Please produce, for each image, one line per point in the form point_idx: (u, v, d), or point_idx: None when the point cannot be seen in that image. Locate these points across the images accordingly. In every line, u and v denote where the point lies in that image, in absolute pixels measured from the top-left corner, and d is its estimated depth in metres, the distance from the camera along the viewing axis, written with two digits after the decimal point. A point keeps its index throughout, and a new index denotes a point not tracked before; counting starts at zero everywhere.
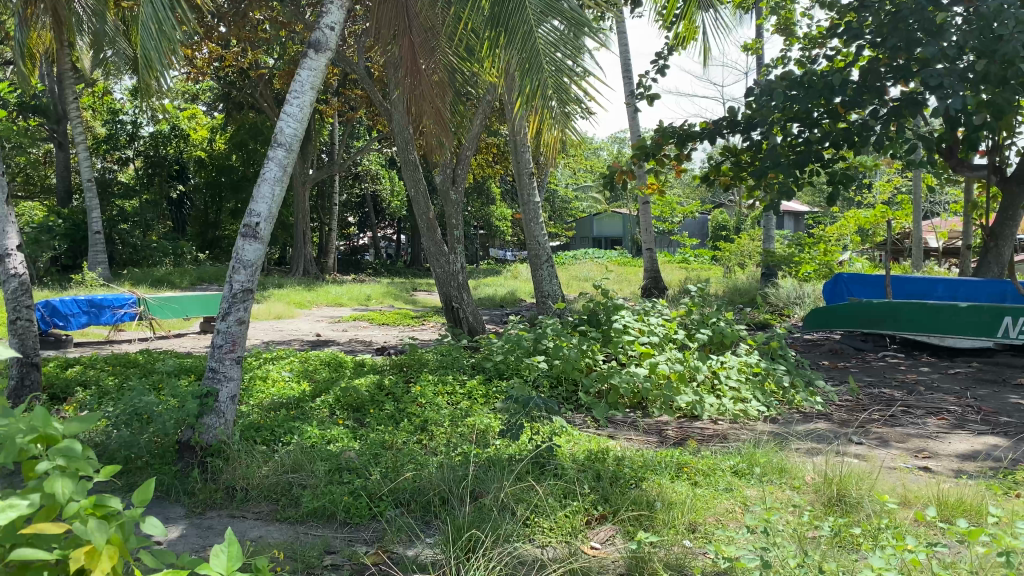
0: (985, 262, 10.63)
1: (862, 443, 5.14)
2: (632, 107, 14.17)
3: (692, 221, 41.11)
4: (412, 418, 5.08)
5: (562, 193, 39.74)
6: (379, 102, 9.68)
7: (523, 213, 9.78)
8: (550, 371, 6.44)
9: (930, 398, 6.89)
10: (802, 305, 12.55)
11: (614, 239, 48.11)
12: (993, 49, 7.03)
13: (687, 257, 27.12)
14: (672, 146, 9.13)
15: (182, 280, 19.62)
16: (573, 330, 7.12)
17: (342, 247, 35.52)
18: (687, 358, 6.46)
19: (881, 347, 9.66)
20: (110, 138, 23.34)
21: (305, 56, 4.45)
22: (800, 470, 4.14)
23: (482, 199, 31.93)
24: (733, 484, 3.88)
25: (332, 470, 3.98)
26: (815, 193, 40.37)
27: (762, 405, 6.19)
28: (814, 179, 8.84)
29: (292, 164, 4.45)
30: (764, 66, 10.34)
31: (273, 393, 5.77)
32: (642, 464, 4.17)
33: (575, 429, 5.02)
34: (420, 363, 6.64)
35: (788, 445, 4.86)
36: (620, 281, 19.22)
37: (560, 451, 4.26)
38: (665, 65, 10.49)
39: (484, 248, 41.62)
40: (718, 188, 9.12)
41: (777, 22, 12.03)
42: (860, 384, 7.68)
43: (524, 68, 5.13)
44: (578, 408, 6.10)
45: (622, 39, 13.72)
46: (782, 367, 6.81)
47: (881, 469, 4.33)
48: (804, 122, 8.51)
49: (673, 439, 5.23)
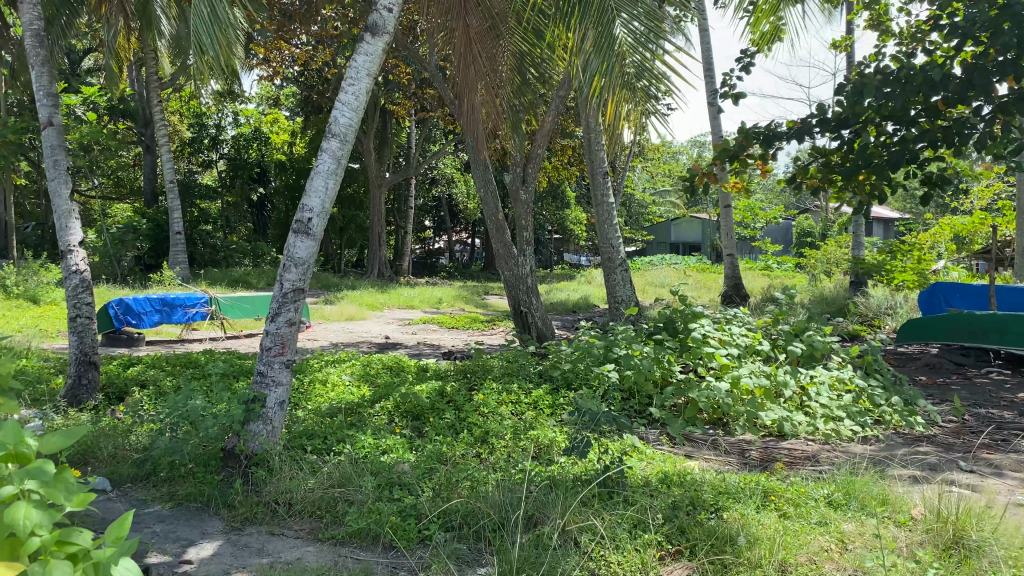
0: None
1: (973, 470, 4.58)
2: (713, 106, 13.63)
3: (774, 226, 39.72)
4: (473, 429, 4.75)
5: (639, 197, 38.85)
6: (450, 99, 9.45)
7: (596, 215, 9.34)
8: (622, 383, 6.03)
9: None
10: (894, 316, 11.78)
11: (691, 245, 46.90)
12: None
13: (770, 264, 26.16)
14: (755, 145, 8.51)
15: (258, 280, 19.85)
16: (648, 338, 6.68)
17: (418, 250, 35.69)
18: (772, 372, 5.96)
19: (983, 363, 8.87)
20: (194, 141, 24.04)
21: (362, 40, 4.17)
22: (905, 503, 3.65)
23: (557, 203, 31.58)
24: (828, 517, 3.44)
25: (382, 485, 3.67)
26: (905, 199, 38.67)
27: (855, 424, 5.65)
28: (909, 181, 8.22)
29: (346, 156, 4.19)
30: (857, 64, 9.69)
31: (332, 397, 5.52)
32: (723, 491, 3.75)
33: (648, 447, 4.62)
34: (485, 369, 6.34)
35: (888, 471, 4.35)
36: (697, 287, 18.58)
37: (631, 473, 3.90)
38: (750, 62, 9.98)
39: (559, 253, 41.32)
40: (805, 191, 8.51)
41: (871, 17, 11.30)
42: (964, 403, 7.00)
43: (601, 43, 4.88)
44: (652, 423, 5.67)
45: (703, 37, 13.18)
46: (877, 384, 6.24)
47: (998, 504, 3.76)
48: (900, 121, 7.77)
49: (757, 460, 4.78)
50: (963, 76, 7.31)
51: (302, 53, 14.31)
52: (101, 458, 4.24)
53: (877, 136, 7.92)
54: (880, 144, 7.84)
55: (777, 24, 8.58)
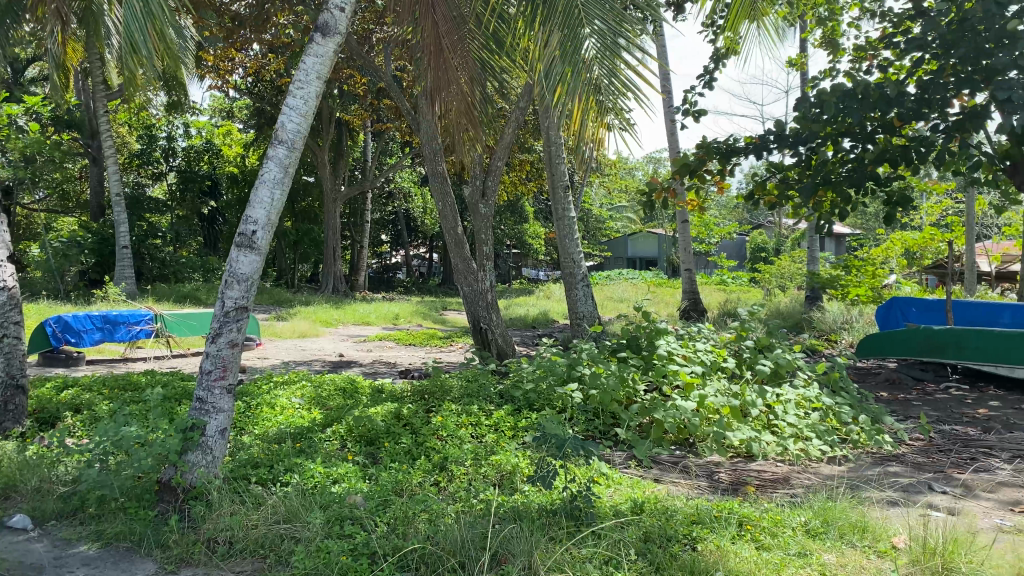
0: None
1: (946, 492, 4.44)
2: (671, 122, 13.60)
3: (728, 241, 40.08)
4: (431, 455, 4.49)
5: (596, 212, 38.89)
6: (407, 109, 9.18)
7: (557, 229, 9.14)
8: (586, 404, 5.82)
9: (1012, 437, 6.08)
10: (850, 330, 11.78)
11: (649, 260, 47.14)
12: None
13: (726, 279, 26.27)
14: (715, 160, 8.40)
15: (208, 296, 19.28)
16: (612, 355, 6.48)
17: (374, 265, 35.27)
18: (739, 391, 5.80)
19: (942, 378, 8.82)
20: (144, 153, 23.43)
21: (312, 40, 3.92)
22: (886, 530, 3.47)
23: (515, 217, 31.42)
24: (808, 549, 3.24)
25: (332, 520, 3.40)
26: (856, 215, 39.34)
27: (824, 443, 5.50)
28: (867, 198, 8.18)
29: (294, 165, 3.92)
30: (814, 80, 9.71)
31: (281, 421, 5.21)
32: (696, 520, 3.53)
33: (615, 472, 4.40)
34: (443, 390, 6.06)
35: (861, 494, 4.19)
36: (656, 302, 18.52)
37: (599, 502, 3.69)
38: (711, 78, 9.93)
39: (517, 268, 41.18)
40: (765, 207, 8.44)
41: (825, 34, 11.35)
42: (928, 420, 6.92)
43: (567, 48, 4.74)
44: (618, 445, 5.46)
45: (661, 51, 13.15)
46: (842, 402, 6.11)
47: (980, 529, 3.59)
48: (857, 137, 7.71)
49: (726, 484, 4.60)
50: (918, 93, 7.28)
51: (254, 63, 13.96)
52: (24, 493, 3.88)
53: (835, 152, 7.87)
54: (839, 160, 7.78)
55: (736, 39, 8.53)
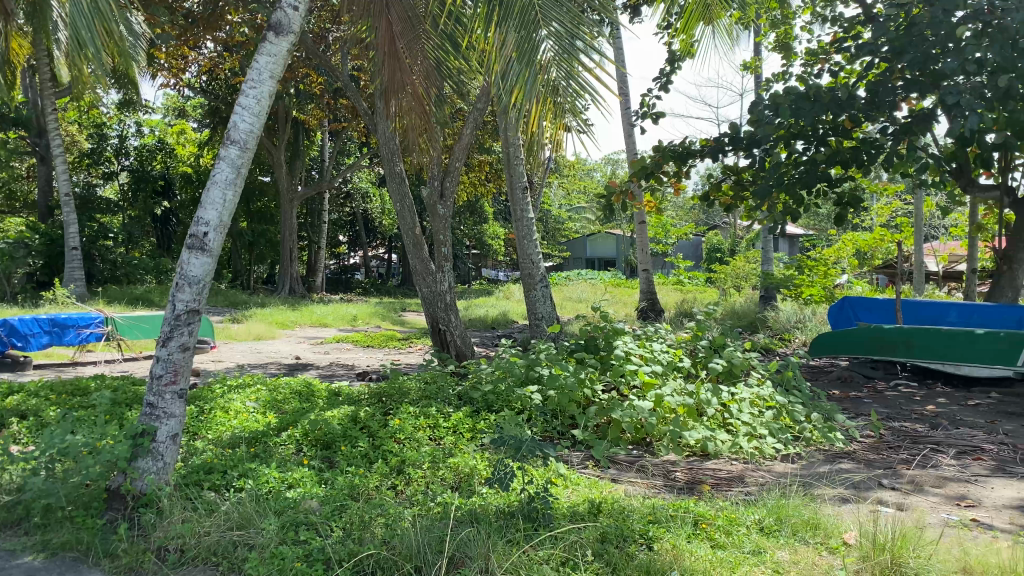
0: (997, 287, 9.44)
1: (895, 488, 4.54)
2: (628, 123, 13.71)
3: (685, 242, 40.53)
4: (388, 458, 4.45)
5: (555, 213, 39.03)
6: (364, 109, 9.12)
7: (516, 230, 9.14)
8: (545, 405, 5.82)
9: (958, 433, 6.23)
10: (803, 329, 11.98)
11: (607, 261, 47.48)
12: (1017, 64, 6.42)
13: (683, 280, 26.55)
14: (671, 162, 8.48)
15: (161, 298, 18.92)
16: (570, 356, 6.50)
17: (333, 267, 34.95)
18: (695, 390, 5.85)
19: (891, 376, 9.00)
20: (94, 152, 22.92)
21: (265, 39, 3.87)
22: (838, 527, 3.53)
23: (474, 218, 31.39)
24: (762, 546, 3.28)
25: (286, 526, 3.36)
26: (809, 216, 40.06)
27: (777, 441, 5.58)
28: (819, 200, 8.32)
29: (247, 165, 3.87)
30: (767, 83, 9.87)
31: (235, 426, 5.12)
32: (652, 520, 3.55)
33: (571, 472, 4.42)
34: (401, 392, 6.02)
35: (813, 491, 4.26)
36: (614, 302, 18.64)
37: (556, 503, 3.70)
38: (667, 81, 10.03)
39: (476, 268, 41.17)
40: (720, 208, 8.54)
41: (777, 38, 11.53)
42: (878, 417, 7.05)
43: (522, 48, 4.75)
44: (576, 446, 5.48)
45: (618, 54, 13.25)
46: (795, 401, 6.20)
47: (928, 524, 3.67)
48: (809, 140, 7.85)
49: (682, 482, 4.64)
50: (868, 97, 7.43)
51: (208, 61, 13.74)
52: None
53: (787, 154, 8.00)
54: (792, 162, 7.92)
55: (691, 42, 8.62)
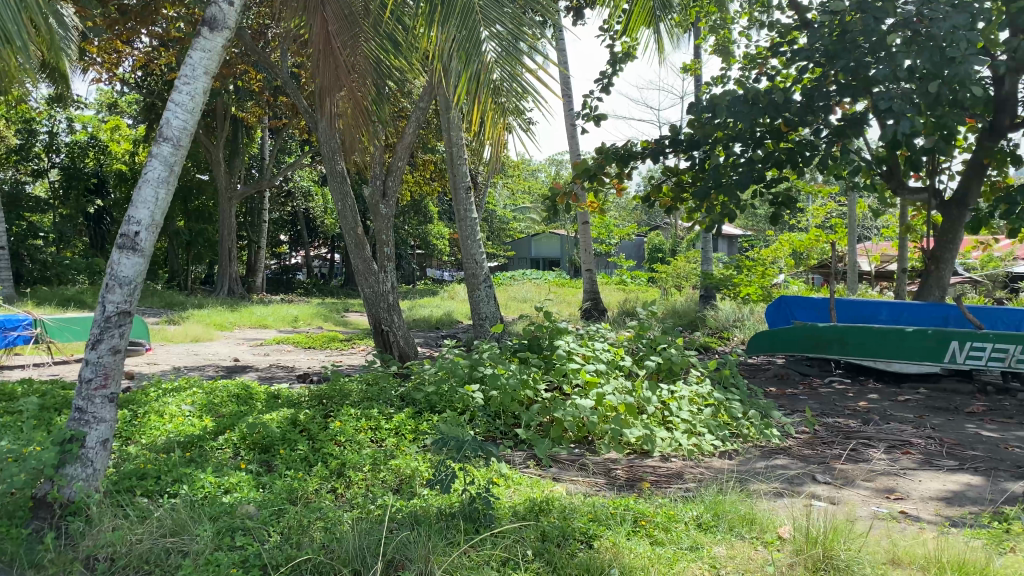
0: (925, 286, 9.75)
1: (828, 482, 4.66)
2: (571, 124, 13.80)
3: (628, 242, 40.97)
4: (328, 461, 4.40)
5: (500, 213, 39.07)
6: (305, 107, 8.99)
7: (459, 230, 9.11)
8: (487, 405, 5.82)
9: (887, 428, 6.42)
10: (741, 328, 12.21)
11: (551, 261, 47.72)
12: (944, 71, 6.65)
13: (626, 279, 26.83)
14: (613, 164, 8.56)
15: (94, 299, 18.37)
16: (513, 356, 6.51)
17: (274, 267, 34.42)
18: (636, 388, 5.91)
19: (826, 373, 9.22)
20: (22, 148, 22.16)
21: (198, 35, 3.78)
22: (772, 521, 3.60)
23: (418, 217, 31.23)
24: (700, 542, 3.34)
25: (222, 531, 3.29)
26: (748, 217, 40.86)
27: (715, 438, 5.68)
28: (756, 201, 8.49)
29: (180, 163, 3.77)
30: (706, 87, 10.04)
31: (170, 430, 4.99)
32: (592, 518, 3.58)
33: (513, 472, 4.44)
34: (342, 394, 5.94)
35: (749, 486, 4.35)
36: (558, 302, 18.74)
37: (497, 503, 3.70)
38: (609, 82, 10.13)
39: (421, 268, 40.98)
40: (660, 209, 8.65)
41: (717, 42, 11.73)
42: (813, 413, 7.23)
43: (465, 50, 4.68)
44: (518, 445, 5.49)
45: (562, 55, 13.33)
46: (733, 398, 6.31)
47: (859, 517, 3.79)
48: (747, 142, 8.02)
49: (623, 480, 4.69)
50: (803, 101, 7.61)
51: (143, 56, 13.39)
52: None
53: (726, 156, 8.15)
54: (730, 164, 8.08)
55: (633, 44, 8.71)
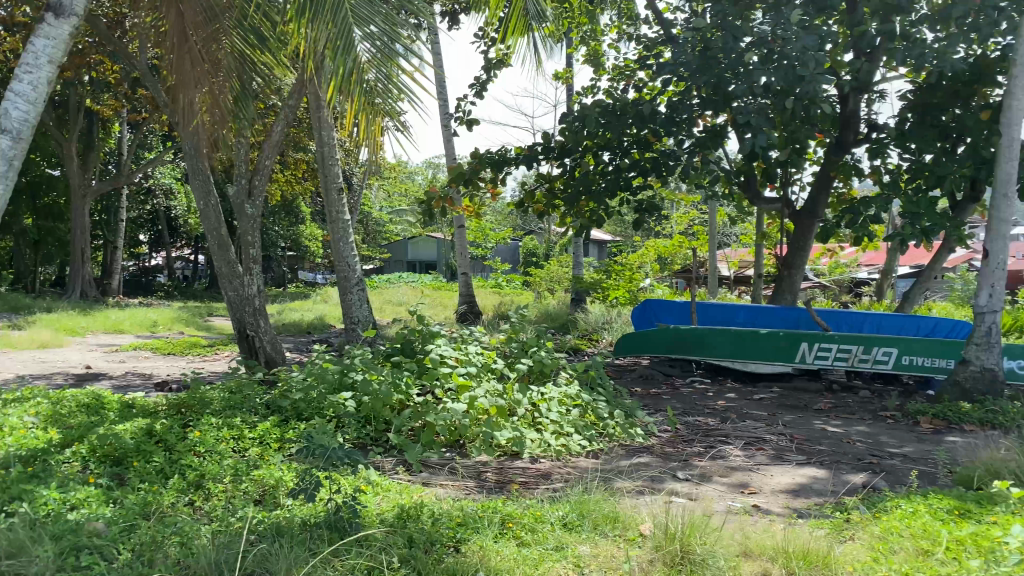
0: (778, 291, 10.34)
1: (687, 479, 4.85)
2: (446, 128, 13.80)
3: (503, 246, 41.35)
4: (186, 473, 4.20)
5: (375, 215, 38.58)
6: (165, 100, 8.58)
7: (330, 233, 8.91)
8: (357, 411, 5.72)
9: (743, 425, 6.74)
10: (611, 330, 12.55)
11: (427, 264, 47.54)
12: (795, 89, 7.06)
13: (500, 282, 27.06)
14: (487, 169, 8.61)
15: None
16: (384, 361, 6.42)
17: (133, 268, 32.63)
18: (506, 391, 5.96)
19: (688, 373, 9.61)
20: None
21: (42, 21, 3.82)
22: (634, 519, 3.71)
23: (290, 218, 30.41)
24: (565, 542, 3.40)
25: (66, 550, 3.07)
26: (619, 224, 42.07)
27: (583, 439, 5.81)
28: (624, 207, 8.76)
29: (20, 152, 3.81)
30: (577, 96, 10.29)
31: (9, 444, 4.64)
32: (461, 523, 3.57)
33: (382, 478, 4.38)
34: (203, 402, 5.69)
35: (615, 485, 4.46)
36: (433, 305, 18.68)
37: (365, 511, 3.64)
38: (482, 87, 10.20)
39: (292, 271, 39.91)
40: (533, 214, 8.77)
41: (588, 53, 12.02)
42: (676, 413, 7.51)
43: (337, 45, 4.58)
44: (389, 451, 5.42)
45: (437, 59, 13.32)
46: (600, 399, 6.46)
47: (714, 512, 3.96)
48: (616, 151, 8.27)
49: (493, 483, 4.71)
50: (668, 112, 7.90)
51: None
52: None
53: (596, 164, 8.38)
54: (600, 171, 8.31)
55: (507, 51, 8.81)
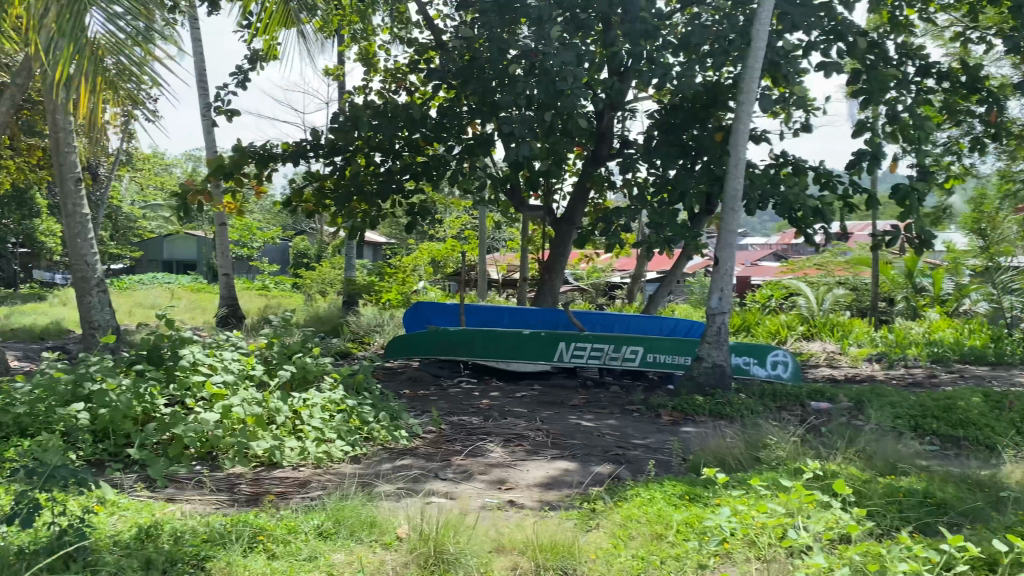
0: (540, 294, 10.81)
1: (448, 479, 4.92)
2: (207, 119, 13.04)
3: (270, 246, 39.78)
4: None
5: (126, 211, 35.61)
6: None
7: (67, 228, 8.07)
8: (95, 424, 5.23)
9: (505, 423, 6.97)
10: (381, 332, 12.47)
11: (186, 264, 44.63)
12: (556, 102, 7.42)
13: (267, 284, 25.99)
14: (250, 165, 8.24)
15: None
16: (128, 369, 5.93)
17: None
18: (265, 398, 5.71)
19: (455, 373, 9.76)
20: None
21: None
22: (391, 522, 3.71)
23: (23, 211, 27.25)
24: (318, 551, 3.33)
25: None
26: (391, 226, 41.96)
27: (345, 444, 5.72)
28: (393, 209, 8.74)
29: None
30: (347, 95, 10.13)
31: None
32: (207, 539, 3.38)
33: (120, 497, 4.04)
34: None
35: (375, 490, 4.43)
36: (191, 308, 17.55)
37: (96, 534, 3.33)
38: (245, 79, 9.75)
39: (26, 269, 35.80)
40: (299, 214, 8.52)
41: (360, 52, 11.88)
42: (441, 413, 7.60)
43: (67, 19, 4.12)
44: (131, 467, 5.01)
45: (197, 46, 12.55)
46: (365, 403, 6.39)
47: (470, 510, 4.06)
48: (386, 153, 8.28)
49: (247, 495, 4.50)
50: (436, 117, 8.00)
51: None
52: None
53: (365, 164, 8.35)
54: (370, 172, 8.28)
55: (272, 44, 8.49)
